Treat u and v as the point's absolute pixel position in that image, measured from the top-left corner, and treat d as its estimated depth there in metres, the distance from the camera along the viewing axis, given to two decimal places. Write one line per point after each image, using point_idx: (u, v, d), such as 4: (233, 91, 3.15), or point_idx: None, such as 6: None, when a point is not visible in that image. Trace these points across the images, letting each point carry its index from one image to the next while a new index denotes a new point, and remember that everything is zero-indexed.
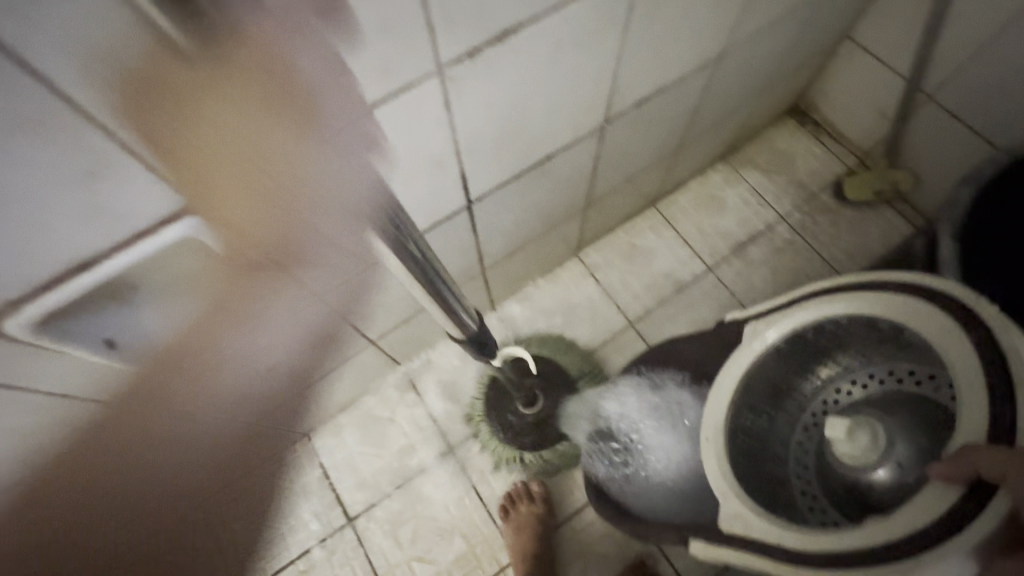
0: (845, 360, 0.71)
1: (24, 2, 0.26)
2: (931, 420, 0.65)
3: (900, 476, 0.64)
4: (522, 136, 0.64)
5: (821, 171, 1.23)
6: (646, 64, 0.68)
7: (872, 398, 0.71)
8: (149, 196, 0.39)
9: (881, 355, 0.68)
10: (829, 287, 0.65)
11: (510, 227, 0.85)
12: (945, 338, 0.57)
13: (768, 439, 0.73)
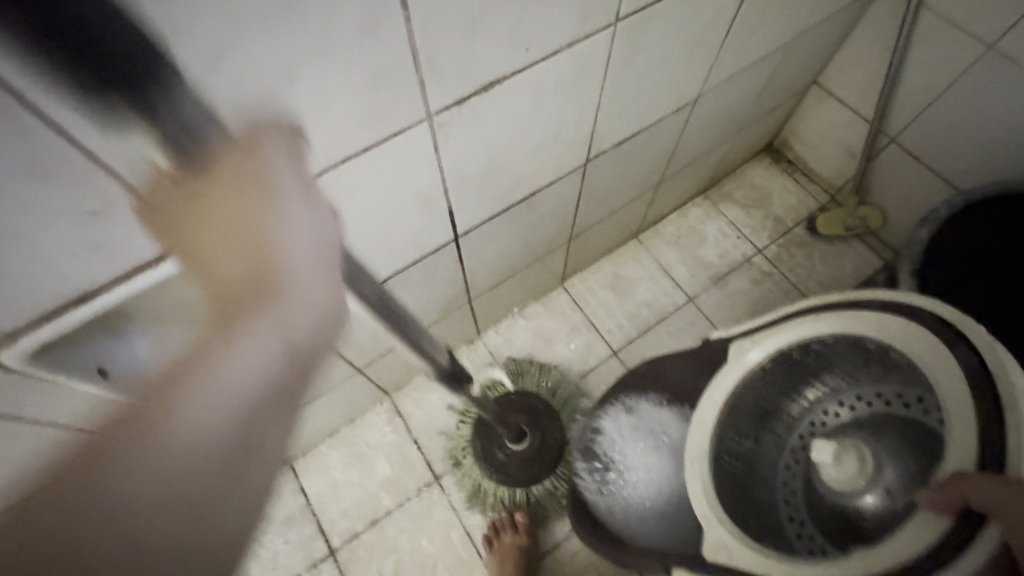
0: (832, 381, 0.68)
1: (47, 64, 0.29)
2: (922, 445, 0.61)
3: (889, 503, 0.61)
4: (508, 174, 0.67)
5: (795, 206, 1.29)
6: (624, 108, 0.72)
7: (860, 420, 0.67)
8: (151, 234, 0.41)
9: (866, 374, 0.65)
10: (818, 302, 0.64)
11: (496, 258, 0.88)
12: (932, 362, 0.54)
13: (754, 464, 0.71)
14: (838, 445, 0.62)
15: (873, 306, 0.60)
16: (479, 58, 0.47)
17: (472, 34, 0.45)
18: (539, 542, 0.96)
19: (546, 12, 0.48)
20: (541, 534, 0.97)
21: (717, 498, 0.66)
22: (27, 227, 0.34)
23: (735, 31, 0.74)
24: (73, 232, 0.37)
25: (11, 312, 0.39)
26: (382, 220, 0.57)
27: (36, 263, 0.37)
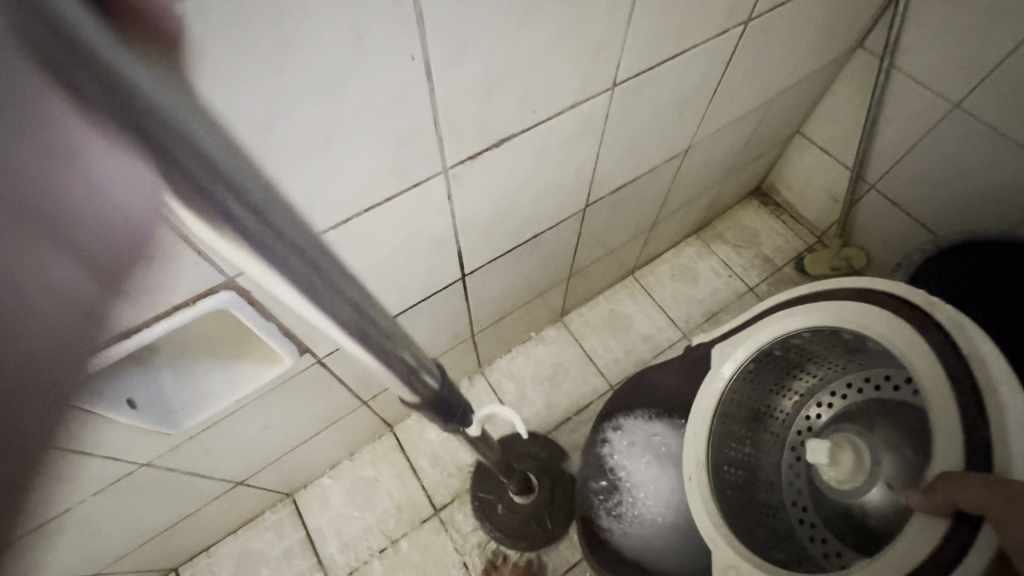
0: (819, 372, 0.73)
1: None
2: (913, 428, 0.62)
3: (892, 498, 0.62)
4: (513, 219, 0.72)
5: (783, 247, 1.35)
6: (621, 158, 0.78)
7: (856, 409, 0.69)
8: (192, 274, 0.44)
9: (850, 367, 0.70)
10: (788, 296, 0.70)
11: (500, 295, 0.92)
12: (908, 347, 0.58)
13: (755, 466, 0.75)
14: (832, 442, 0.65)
15: (841, 294, 0.65)
16: (491, 119, 0.53)
17: (487, 99, 0.50)
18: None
19: (553, 79, 0.54)
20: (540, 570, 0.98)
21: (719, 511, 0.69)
22: None
23: (722, 89, 0.81)
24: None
25: None
26: (398, 260, 0.62)
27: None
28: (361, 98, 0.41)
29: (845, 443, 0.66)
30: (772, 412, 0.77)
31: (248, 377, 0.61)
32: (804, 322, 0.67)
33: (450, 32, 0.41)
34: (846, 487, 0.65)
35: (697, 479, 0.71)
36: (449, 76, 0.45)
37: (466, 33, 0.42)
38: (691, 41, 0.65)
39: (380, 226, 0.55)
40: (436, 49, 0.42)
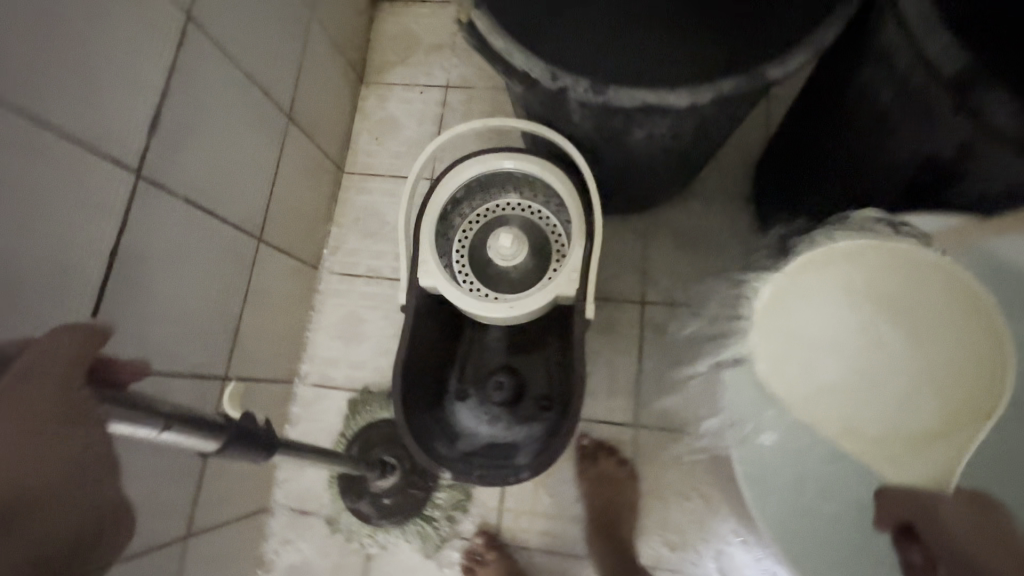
0: (461, 216, 0.86)
1: None
2: (512, 181, 0.84)
3: (540, 260, 0.85)
4: (37, 258, 0.53)
5: (441, 23, 1.18)
6: (89, 92, 0.57)
7: (476, 242, 0.87)
8: None
9: (453, 212, 0.85)
10: (414, 213, 0.81)
11: (192, 325, 0.74)
12: (482, 160, 0.82)
13: (482, 277, 0.85)
14: (492, 238, 0.82)
15: (435, 190, 0.82)
16: None
17: None
18: (497, 532, 0.90)
19: None
20: (486, 503, 0.91)
21: (521, 302, 0.77)
22: None
23: None
24: None
25: None
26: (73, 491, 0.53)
27: None
28: None
29: (496, 238, 0.82)
30: (448, 247, 0.85)
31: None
32: (436, 193, 0.82)
33: None
34: (527, 269, 0.84)
35: (509, 304, 0.76)
36: None
37: None
38: None
39: None
40: None
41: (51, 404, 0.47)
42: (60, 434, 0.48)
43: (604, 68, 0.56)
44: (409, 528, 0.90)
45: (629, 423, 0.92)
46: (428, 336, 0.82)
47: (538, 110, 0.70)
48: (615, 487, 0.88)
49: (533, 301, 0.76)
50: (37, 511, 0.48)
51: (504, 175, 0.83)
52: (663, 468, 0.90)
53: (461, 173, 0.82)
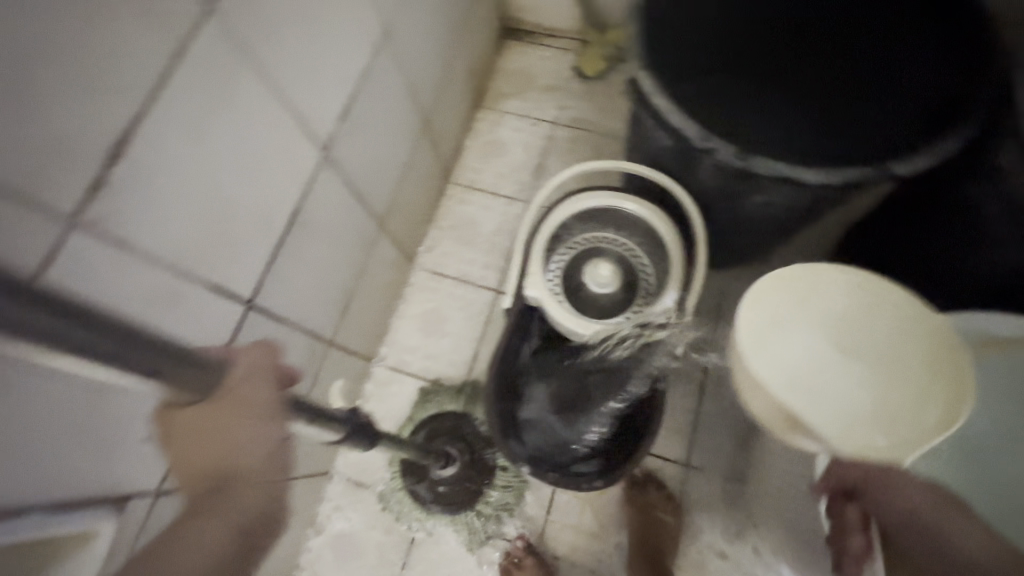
0: (563, 242, 0.94)
1: None
2: (617, 220, 0.93)
3: (629, 294, 0.92)
4: (251, 212, 0.61)
5: (560, 67, 1.30)
6: (321, 78, 0.66)
7: (572, 268, 0.95)
8: None
9: (558, 237, 0.94)
10: (528, 231, 0.89)
11: (322, 290, 0.82)
12: (594, 197, 0.91)
13: (573, 300, 0.93)
14: (591, 266, 0.90)
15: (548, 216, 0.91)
16: (72, 131, 0.40)
17: (31, 115, 0.37)
18: (538, 540, 0.95)
19: (113, 42, 0.41)
20: (533, 511, 0.96)
21: (612, 328, 0.84)
22: None
23: None
24: None
25: None
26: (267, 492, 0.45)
27: None
28: None
29: (595, 267, 0.90)
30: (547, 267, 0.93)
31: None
32: (549, 218, 0.91)
33: None
34: (617, 300, 0.91)
35: (602, 327, 0.83)
36: None
37: None
38: None
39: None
40: None
41: (255, 399, 0.43)
42: (263, 433, 0.43)
43: (753, 138, 0.65)
44: (457, 519, 0.95)
45: (680, 462, 0.97)
46: (517, 342, 0.89)
47: (669, 163, 0.78)
48: (659, 519, 0.92)
49: (624, 329, 0.83)
50: (238, 493, 0.44)
51: (616, 213, 0.92)
52: (705, 512, 0.94)
53: (573, 205, 0.91)
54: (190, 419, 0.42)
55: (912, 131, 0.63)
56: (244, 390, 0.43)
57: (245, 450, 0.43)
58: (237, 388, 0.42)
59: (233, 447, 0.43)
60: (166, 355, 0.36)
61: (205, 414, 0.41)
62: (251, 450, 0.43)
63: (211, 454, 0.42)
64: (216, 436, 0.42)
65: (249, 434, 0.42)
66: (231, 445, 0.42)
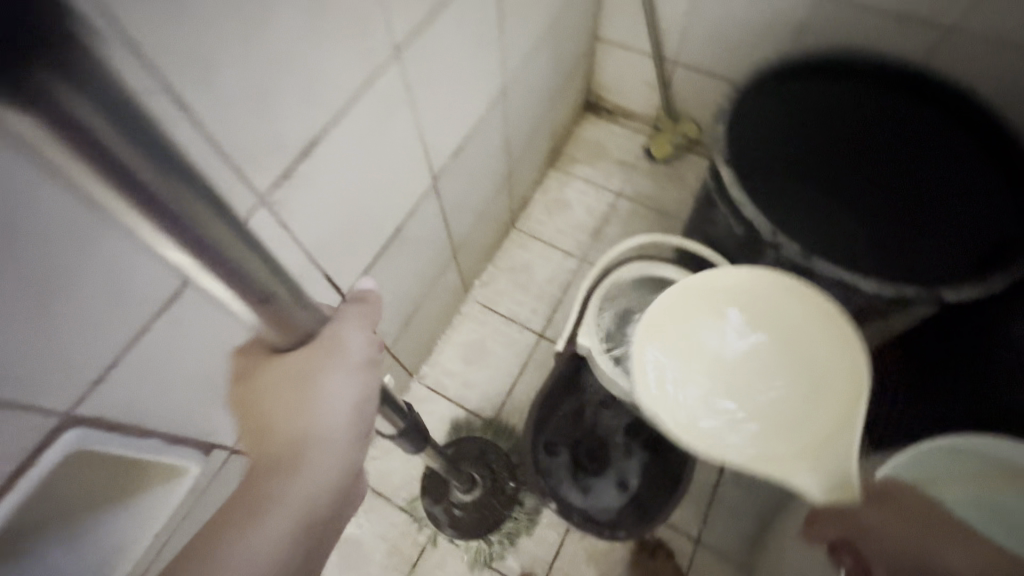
0: (615, 302, 1.01)
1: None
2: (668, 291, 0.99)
3: None
4: (373, 219, 0.69)
5: (630, 146, 1.43)
6: (449, 119, 0.77)
7: (619, 328, 1.00)
8: None
9: (611, 297, 1.00)
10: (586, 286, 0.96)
11: (395, 301, 0.90)
12: (652, 267, 0.98)
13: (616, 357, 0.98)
14: None
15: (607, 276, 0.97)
16: (288, 126, 0.49)
17: (267, 110, 0.46)
18: None
19: (333, 63, 0.51)
20: (540, 555, 0.97)
21: None
22: None
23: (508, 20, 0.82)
24: None
25: None
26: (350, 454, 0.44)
27: None
28: None
29: None
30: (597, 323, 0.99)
31: (149, 526, 0.56)
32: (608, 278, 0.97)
33: (187, 49, 0.37)
34: None
35: None
36: (214, 88, 0.41)
37: (208, 45, 0.39)
38: None
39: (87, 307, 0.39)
40: (178, 62, 0.37)
41: (341, 352, 0.43)
42: (340, 388, 0.43)
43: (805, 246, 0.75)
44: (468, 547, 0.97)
45: (691, 537, 0.98)
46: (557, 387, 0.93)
47: (731, 250, 0.86)
48: None
49: None
50: (308, 463, 0.42)
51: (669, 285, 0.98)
52: None
53: (632, 271, 0.98)
54: (280, 367, 0.42)
55: (949, 273, 0.72)
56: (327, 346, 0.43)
57: (329, 407, 0.42)
58: (333, 340, 0.43)
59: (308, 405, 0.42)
60: (281, 280, 0.38)
61: (297, 363, 0.42)
62: (334, 409, 0.43)
63: (289, 410, 0.42)
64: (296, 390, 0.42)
65: (334, 384, 0.42)
66: (315, 397, 0.42)
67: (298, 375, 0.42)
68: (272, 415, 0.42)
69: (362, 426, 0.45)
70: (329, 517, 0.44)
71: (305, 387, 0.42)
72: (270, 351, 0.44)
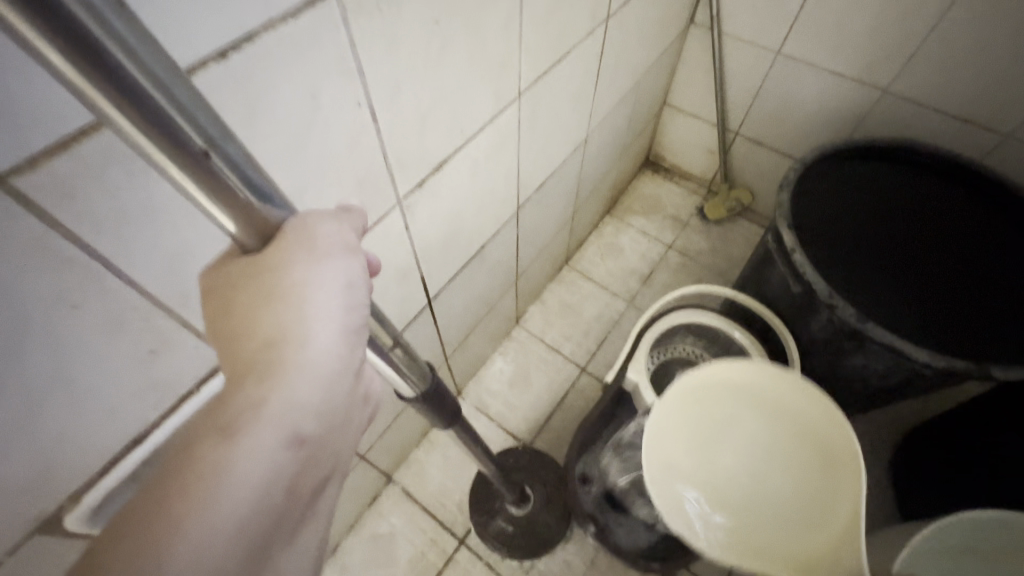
0: (666, 344, 1.04)
1: (103, 221, 0.32)
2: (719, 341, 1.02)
3: None
4: (466, 234, 0.78)
5: (684, 204, 1.51)
6: (541, 158, 0.87)
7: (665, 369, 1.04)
8: (121, 393, 0.40)
9: (663, 338, 1.04)
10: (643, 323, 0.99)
11: (462, 313, 0.96)
12: (706, 316, 1.01)
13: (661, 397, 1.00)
14: None
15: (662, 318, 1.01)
16: (430, 146, 0.58)
17: (421, 130, 0.55)
18: None
19: (473, 98, 0.60)
20: None
21: None
22: (57, 404, 0.36)
23: (601, 79, 0.93)
24: (82, 403, 0.37)
25: (52, 489, 0.39)
26: (339, 389, 0.29)
27: (33, 462, 0.37)
28: (324, 146, 0.45)
29: None
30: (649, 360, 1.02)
31: None
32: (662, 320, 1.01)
33: (385, 74, 0.46)
34: None
35: None
36: (390, 105, 0.49)
37: (398, 75, 0.48)
38: (569, 44, 0.74)
39: (171, 260, 0.37)
40: (377, 87, 0.46)
41: (319, 241, 0.30)
42: (318, 286, 0.28)
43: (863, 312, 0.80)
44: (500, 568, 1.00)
45: None
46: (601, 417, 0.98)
47: (784, 306, 0.91)
48: None
49: None
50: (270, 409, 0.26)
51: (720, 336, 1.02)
52: None
53: (686, 317, 1.01)
54: (236, 269, 0.29)
55: (993, 354, 0.77)
56: (302, 237, 0.29)
57: (307, 320, 0.28)
58: (304, 221, 0.30)
59: (275, 328, 0.28)
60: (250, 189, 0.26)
61: (252, 262, 0.29)
62: (313, 323, 0.28)
63: (248, 334, 0.28)
64: (252, 301, 0.28)
65: (312, 278, 0.28)
66: (279, 300, 0.28)
67: (257, 280, 0.28)
68: (227, 343, 0.28)
69: (354, 344, 0.30)
70: (328, 485, 0.30)
71: (263, 293, 0.28)
72: (228, 252, 0.31)
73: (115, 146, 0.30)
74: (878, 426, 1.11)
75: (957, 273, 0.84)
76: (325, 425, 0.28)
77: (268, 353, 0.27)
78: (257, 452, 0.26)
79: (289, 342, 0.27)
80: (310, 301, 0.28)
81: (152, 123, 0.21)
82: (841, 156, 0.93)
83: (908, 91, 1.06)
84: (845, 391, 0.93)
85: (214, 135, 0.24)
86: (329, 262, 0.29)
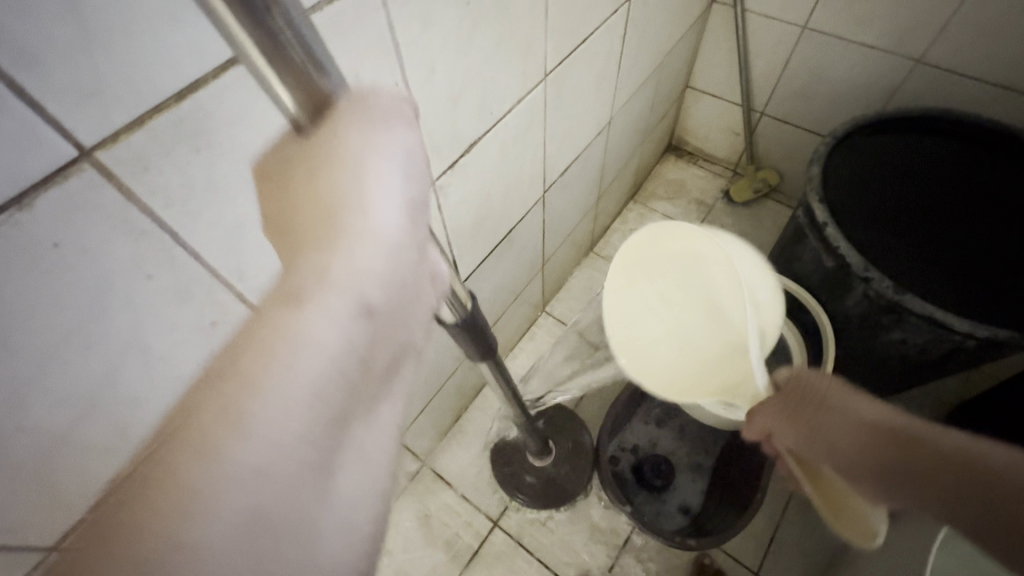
0: None
1: (171, 195, 0.35)
2: None
3: None
4: (494, 217, 0.79)
5: (709, 187, 1.50)
6: (565, 142, 0.88)
7: None
8: (185, 363, 0.43)
9: None
10: None
11: (491, 298, 0.98)
12: None
13: None
14: None
15: None
16: (460, 128, 0.60)
17: (453, 111, 0.57)
18: None
19: (501, 80, 0.62)
20: (596, 561, 1.00)
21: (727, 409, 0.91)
22: (130, 370, 0.38)
23: (624, 61, 0.93)
24: (152, 370, 0.40)
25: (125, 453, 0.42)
26: (405, 265, 0.28)
27: (110, 425, 0.39)
28: None
29: None
30: None
31: None
32: None
33: (419, 56, 0.48)
34: None
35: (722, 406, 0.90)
36: (425, 87, 0.51)
37: (431, 56, 0.49)
38: (592, 25, 0.75)
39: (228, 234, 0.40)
40: (412, 69, 0.48)
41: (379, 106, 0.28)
42: (383, 157, 0.27)
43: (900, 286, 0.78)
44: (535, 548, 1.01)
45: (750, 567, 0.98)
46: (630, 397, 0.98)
47: (815, 282, 0.90)
48: None
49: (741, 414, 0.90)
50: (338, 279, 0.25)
51: None
52: None
53: None
54: (293, 150, 0.28)
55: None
56: (362, 105, 0.27)
57: (374, 188, 0.27)
58: (362, 90, 0.28)
59: (340, 196, 0.26)
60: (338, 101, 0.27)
61: (307, 141, 0.27)
62: (382, 192, 0.27)
63: (310, 211, 0.26)
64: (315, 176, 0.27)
65: (377, 147, 0.27)
66: (342, 166, 0.26)
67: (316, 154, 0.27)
68: (287, 234, 0.27)
69: (415, 218, 0.28)
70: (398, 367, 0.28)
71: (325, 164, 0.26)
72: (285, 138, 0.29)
73: (179, 122, 0.33)
74: (918, 405, 1.09)
75: (992, 247, 0.83)
76: (392, 303, 0.27)
77: (335, 226, 0.26)
78: (327, 329, 0.24)
79: (355, 214, 0.26)
80: (376, 170, 0.27)
81: (258, 21, 0.22)
82: (875, 127, 0.90)
83: (942, 61, 1.03)
84: (879, 369, 0.92)
85: (315, 48, 0.25)
86: (392, 128, 0.28)
